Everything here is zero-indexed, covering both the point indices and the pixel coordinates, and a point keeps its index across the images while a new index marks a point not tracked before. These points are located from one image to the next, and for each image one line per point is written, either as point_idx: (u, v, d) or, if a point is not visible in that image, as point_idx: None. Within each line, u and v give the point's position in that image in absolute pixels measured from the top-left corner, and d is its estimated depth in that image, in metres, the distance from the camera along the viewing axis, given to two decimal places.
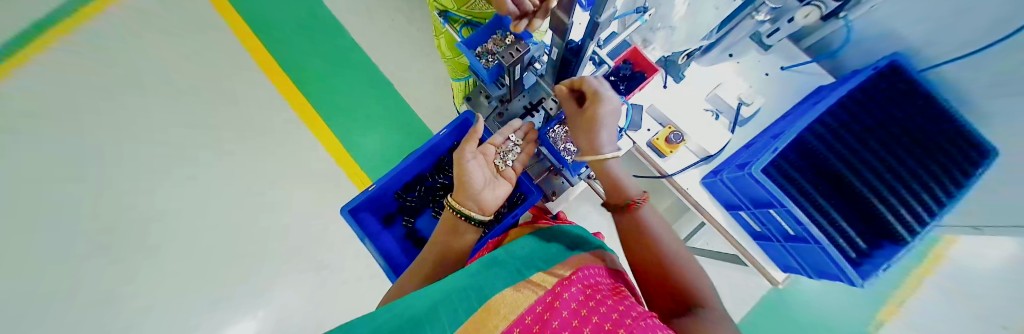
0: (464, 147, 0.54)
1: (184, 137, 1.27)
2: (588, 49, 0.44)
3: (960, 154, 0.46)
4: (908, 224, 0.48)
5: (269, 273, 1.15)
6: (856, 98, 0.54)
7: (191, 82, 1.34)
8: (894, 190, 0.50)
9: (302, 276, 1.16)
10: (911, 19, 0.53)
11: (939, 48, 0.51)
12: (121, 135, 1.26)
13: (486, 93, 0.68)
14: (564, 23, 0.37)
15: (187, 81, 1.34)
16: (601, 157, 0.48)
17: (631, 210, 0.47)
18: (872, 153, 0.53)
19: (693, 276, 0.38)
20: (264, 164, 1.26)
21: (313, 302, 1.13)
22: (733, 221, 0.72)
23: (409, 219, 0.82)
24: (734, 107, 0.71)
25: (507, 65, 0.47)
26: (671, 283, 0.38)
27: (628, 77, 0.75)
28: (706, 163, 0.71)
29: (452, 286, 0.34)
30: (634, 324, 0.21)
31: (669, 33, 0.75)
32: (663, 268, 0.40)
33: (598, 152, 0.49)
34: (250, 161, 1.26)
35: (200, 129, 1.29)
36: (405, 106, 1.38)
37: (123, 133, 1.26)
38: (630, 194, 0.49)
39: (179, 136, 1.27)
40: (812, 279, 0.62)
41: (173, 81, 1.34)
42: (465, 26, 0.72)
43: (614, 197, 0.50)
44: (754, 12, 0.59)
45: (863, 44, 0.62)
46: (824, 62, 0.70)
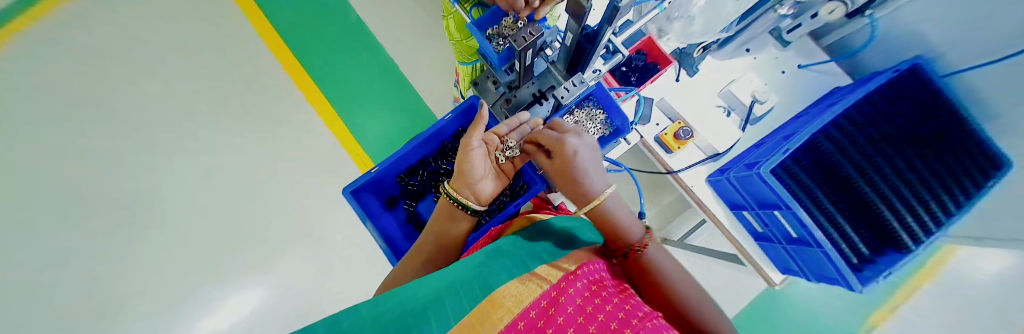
0: (472, 134, 0.53)
1: (180, 109, 1.21)
2: (605, 34, 0.42)
3: (972, 165, 0.45)
4: (914, 233, 0.47)
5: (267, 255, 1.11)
6: (872, 103, 0.54)
7: (179, 50, 1.27)
8: (902, 198, 0.49)
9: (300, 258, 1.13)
10: (949, 17, 0.50)
11: (966, 54, 0.49)
12: (81, 101, 1.13)
13: (494, 79, 0.65)
14: (583, 6, 0.35)
15: (175, 49, 1.27)
16: (594, 204, 0.46)
17: (636, 255, 0.43)
18: (886, 158, 0.51)
19: (691, 293, 0.39)
20: (257, 141, 1.21)
21: (310, 283, 1.11)
22: (736, 220, 0.72)
23: (410, 202, 0.82)
24: (747, 105, 0.69)
25: (518, 50, 0.45)
26: (669, 295, 0.39)
27: (641, 68, 0.76)
28: (714, 161, 0.71)
29: (457, 276, 0.34)
30: (642, 326, 0.21)
31: (686, 23, 0.72)
32: (664, 277, 0.41)
33: (592, 198, 0.47)
34: (243, 137, 1.21)
35: (189, 100, 1.22)
36: (409, 89, 1.40)
37: (87, 98, 1.14)
38: (632, 238, 0.45)
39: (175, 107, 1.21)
40: (812, 282, 0.62)
41: (158, 49, 1.26)
42: (475, 7, 0.69)
43: (614, 242, 0.46)
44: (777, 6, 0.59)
45: (885, 45, 0.61)
46: (842, 62, 0.68)
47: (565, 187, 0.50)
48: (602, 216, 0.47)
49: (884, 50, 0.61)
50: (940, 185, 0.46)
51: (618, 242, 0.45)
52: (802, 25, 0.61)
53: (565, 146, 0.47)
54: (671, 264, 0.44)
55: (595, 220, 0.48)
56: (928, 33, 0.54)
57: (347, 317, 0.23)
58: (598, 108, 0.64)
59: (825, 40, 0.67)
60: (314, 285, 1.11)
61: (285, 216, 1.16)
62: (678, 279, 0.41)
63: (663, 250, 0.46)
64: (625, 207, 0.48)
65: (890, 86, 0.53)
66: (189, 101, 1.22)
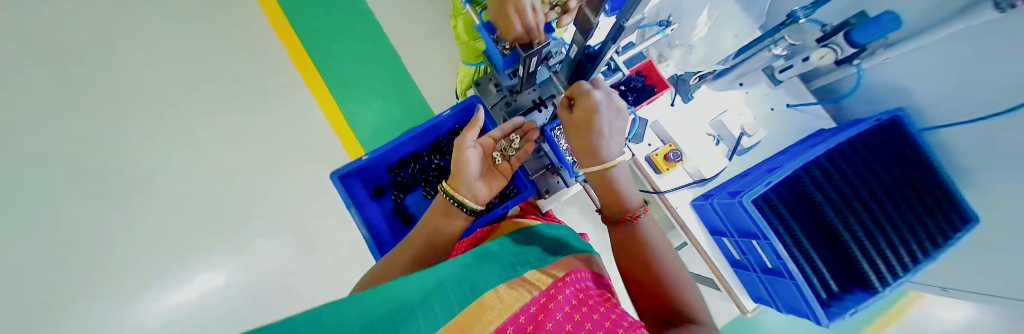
0: (466, 134, 0.55)
1: (166, 72, 1.14)
2: (608, 52, 0.44)
3: (932, 221, 0.49)
4: (881, 275, 0.50)
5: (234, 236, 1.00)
6: (852, 147, 0.56)
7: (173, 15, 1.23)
8: (873, 240, 0.51)
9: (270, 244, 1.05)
10: (929, 74, 0.53)
11: (943, 110, 0.52)
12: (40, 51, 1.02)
13: (497, 81, 0.68)
14: (590, 23, 0.36)
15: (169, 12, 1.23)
16: (608, 166, 0.45)
17: (628, 224, 0.46)
18: (861, 201, 0.53)
19: (674, 272, 0.40)
20: (242, 116, 1.16)
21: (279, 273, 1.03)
22: (716, 245, 0.74)
23: (399, 194, 0.81)
24: (735, 136, 0.72)
25: (524, 56, 0.46)
26: (653, 271, 0.40)
27: (638, 89, 0.73)
28: (699, 186, 0.72)
29: (445, 275, 0.34)
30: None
31: (686, 51, 0.77)
32: (650, 254, 0.42)
33: (602, 162, 0.46)
34: (227, 110, 1.15)
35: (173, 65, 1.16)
36: (410, 83, 1.40)
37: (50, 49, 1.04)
38: (629, 206, 0.47)
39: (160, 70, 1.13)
40: (780, 312, 0.64)
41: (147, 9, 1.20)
42: (486, 11, 0.73)
43: (609, 205, 0.48)
44: (772, 45, 0.66)
45: (869, 95, 0.64)
46: (827, 106, 0.71)
47: (578, 142, 0.47)
48: (606, 182, 0.47)
49: (866, 99, 0.64)
50: (913, 235, 0.49)
51: (615, 206, 0.47)
52: (793, 67, 0.64)
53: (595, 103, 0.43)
54: (661, 239, 0.45)
55: (598, 184, 0.48)
56: (909, 88, 0.57)
57: (336, 311, 0.23)
58: None
59: (814, 84, 0.73)
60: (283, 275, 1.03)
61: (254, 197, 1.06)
62: (665, 257, 0.42)
63: (655, 225, 0.47)
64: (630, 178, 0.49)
65: (869, 133, 0.56)
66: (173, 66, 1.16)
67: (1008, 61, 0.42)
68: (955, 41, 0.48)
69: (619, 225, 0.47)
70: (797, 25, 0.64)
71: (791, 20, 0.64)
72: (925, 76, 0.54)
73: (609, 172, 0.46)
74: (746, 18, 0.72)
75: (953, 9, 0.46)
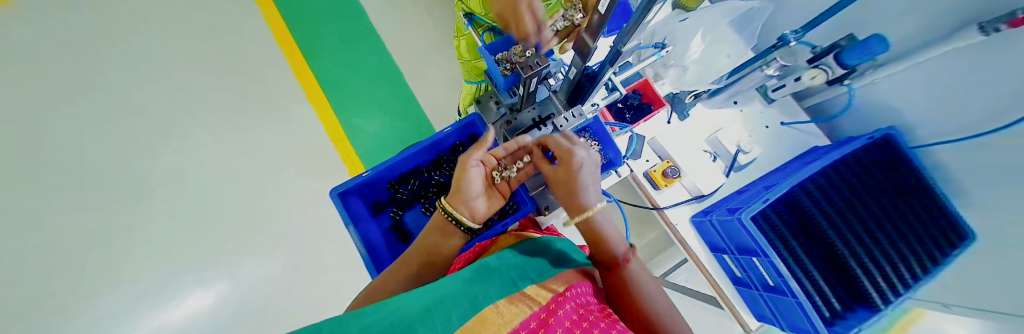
0: (472, 152, 0.55)
1: (173, 87, 1.15)
2: (605, 74, 0.45)
3: (928, 236, 0.49)
4: (882, 292, 0.49)
5: (230, 248, 0.99)
6: (847, 165, 0.57)
7: (181, 32, 1.25)
8: (872, 257, 0.51)
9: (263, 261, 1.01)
10: (917, 91, 0.55)
11: (934, 128, 0.53)
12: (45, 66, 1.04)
13: (496, 99, 0.69)
14: (588, 47, 0.38)
15: (178, 30, 1.26)
16: (587, 216, 0.47)
17: (619, 268, 0.44)
18: (858, 218, 0.54)
19: (665, 315, 0.38)
20: (244, 130, 1.17)
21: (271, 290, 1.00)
22: (716, 263, 0.74)
23: (398, 211, 0.81)
24: (731, 153, 0.73)
25: (525, 77, 0.47)
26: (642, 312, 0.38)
27: (636, 107, 0.78)
28: (698, 202, 0.73)
29: (445, 291, 0.34)
30: None
31: (680, 71, 0.77)
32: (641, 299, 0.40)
33: (582, 211, 0.48)
34: (229, 123, 1.16)
35: (176, 80, 1.17)
36: (412, 98, 1.42)
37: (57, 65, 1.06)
38: (615, 253, 0.46)
39: (164, 84, 1.15)
40: (784, 331, 0.63)
41: (157, 27, 1.23)
42: (486, 32, 0.75)
43: (600, 251, 0.47)
44: (764, 65, 0.66)
45: (861, 114, 0.65)
46: (822, 124, 0.72)
47: (559, 189, 0.51)
48: (591, 228, 0.48)
49: (857, 118, 0.66)
50: (910, 251, 0.49)
51: (605, 252, 0.46)
52: (785, 86, 0.65)
53: (571, 156, 0.47)
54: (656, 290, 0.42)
55: (585, 231, 0.49)
56: (901, 106, 0.58)
57: (336, 326, 0.22)
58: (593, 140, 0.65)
59: (807, 102, 0.73)
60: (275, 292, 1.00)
61: (254, 211, 1.06)
62: (655, 301, 0.40)
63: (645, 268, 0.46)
64: (614, 225, 0.49)
65: (862, 152, 0.57)
66: (176, 81, 1.17)
67: (1000, 80, 0.43)
68: (947, 61, 0.49)
69: (611, 270, 0.45)
70: (789, 48, 0.66)
71: (782, 43, 0.66)
72: (913, 94, 0.56)
73: (592, 219, 0.48)
74: (741, 42, 0.74)
75: (943, 33, 0.48)
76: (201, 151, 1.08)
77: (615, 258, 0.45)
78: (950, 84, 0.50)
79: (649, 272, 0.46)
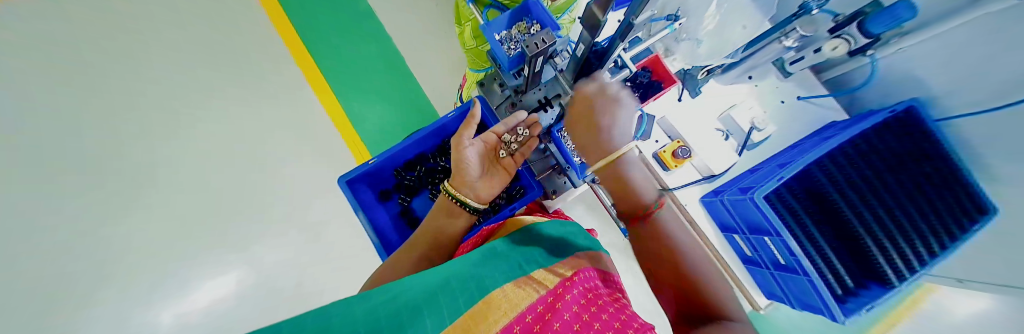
0: (464, 132, 0.55)
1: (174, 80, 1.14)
2: (616, 50, 0.43)
3: (950, 214, 0.48)
4: (898, 270, 0.48)
5: (244, 238, 1.01)
6: (867, 140, 0.55)
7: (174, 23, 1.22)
8: (890, 235, 0.50)
9: (276, 252, 1.03)
10: (944, 61, 0.52)
11: (961, 100, 0.51)
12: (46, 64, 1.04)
13: (501, 81, 0.68)
14: (598, 20, 0.36)
15: (170, 20, 1.22)
16: (613, 156, 0.43)
17: (651, 219, 0.40)
18: (876, 195, 0.52)
19: (712, 278, 0.33)
20: (246, 120, 1.15)
21: (286, 278, 1.02)
22: (726, 242, 0.73)
23: (405, 197, 0.81)
24: (745, 131, 0.70)
25: (530, 55, 0.45)
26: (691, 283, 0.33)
27: (644, 85, 0.74)
28: (708, 182, 0.72)
29: (452, 274, 0.34)
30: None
31: (694, 44, 0.72)
32: (685, 262, 0.35)
33: (609, 150, 0.44)
34: (231, 115, 1.14)
35: (174, 72, 1.15)
36: (413, 82, 1.40)
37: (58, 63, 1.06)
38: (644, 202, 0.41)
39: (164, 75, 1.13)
40: (793, 309, 0.63)
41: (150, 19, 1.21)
42: (490, 10, 0.72)
43: (628, 202, 0.43)
44: (782, 37, 0.61)
45: (886, 87, 0.62)
46: (840, 97, 0.69)
47: (579, 136, 0.48)
48: (617, 173, 0.44)
49: (880, 91, 0.63)
50: (929, 228, 0.48)
51: (631, 201, 0.42)
52: (805, 58, 0.63)
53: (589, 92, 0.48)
54: (690, 240, 0.38)
55: (610, 178, 0.45)
56: (926, 78, 0.55)
57: (343, 312, 0.23)
58: None
59: (825, 75, 0.70)
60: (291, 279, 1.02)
61: (263, 202, 1.07)
62: (700, 263, 0.35)
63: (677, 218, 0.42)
64: (643, 172, 0.45)
65: (882, 127, 0.55)
66: (174, 73, 1.15)
67: None
68: (976, 28, 0.46)
69: (643, 222, 0.41)
70: (810, 17, 0.58)
71: (803, 12, 0.58)
72: (940, 63, 0.53)
73: (617, 164, 0.44)
74: (756, 11, 0.67)
75: (953, 6, 0.45)
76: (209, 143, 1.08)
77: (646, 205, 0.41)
78: (977, 54, 0.47)
79: (687, 227, 0.40)
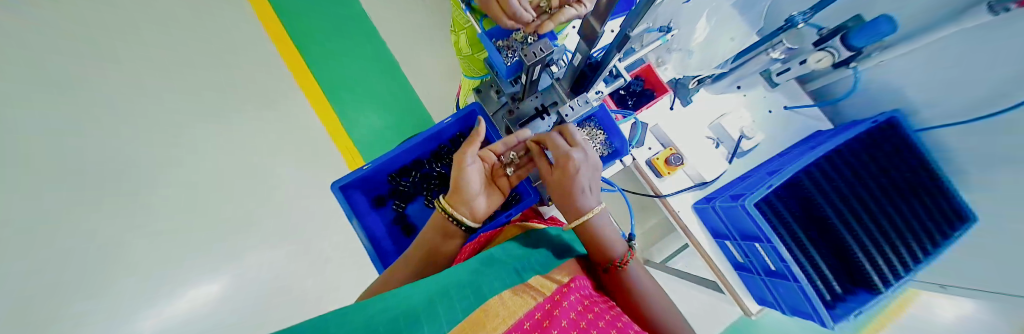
0: (466, 150, 0.53)
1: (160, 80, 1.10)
2: (612, 61, 0.44)
3: (933, 223, 0.49)
4: (884, 276, 0.50)
5: (232, 241, 0.97)
6: (851, 149, 0.57)
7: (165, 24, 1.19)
8: (876, 243, 0.51)
9: (264, 258, 1.00)
10: (921, 73, 0.55)
11: (937, 112, 0.53)
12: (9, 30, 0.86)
13: (497, 88, 0.68)
14: (595, 31, 0.36)
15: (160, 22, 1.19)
16: (582, 221, 0.46)
17: (617, 272, 0.44)
18: (859, 201, 0.54)
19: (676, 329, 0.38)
20: (237, 122, 1.13)
21: (274, 285, 0.98)
22: (717, 248, 0.75)
23: (399, 204, 0.80)
24: (735, 138, 0.72)
25: (527, 64, 0.46)
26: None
27: (638, 93, 0.78)
28: (700, 189, 0.73)
29: (448, 281, 0.34)
30: None
31: (685, 55, 0.77)
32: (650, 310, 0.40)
33: (582, 214, 0.47)
34: (220, 117, 1.12)
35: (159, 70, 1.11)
36: (406, 87, 1.41)
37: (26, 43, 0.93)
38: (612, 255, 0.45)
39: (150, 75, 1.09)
40: (784, 315, 0.64)
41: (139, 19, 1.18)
42: (486, 18, 0.73)
43: (598, 255, 0.46)
44: (770, 48, 0.65)
45: (865, 99, 0.65)
46: (824, 108, 0.72)
47: (557, 195, 0.50)
48: (592, 234, 0.47)
49: (862, 103, 0.65)
50: (911, 234, 0.50)
51: (601, 256, 0.45)
52: (790, 70, 0.64)
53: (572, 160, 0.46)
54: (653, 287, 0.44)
55: (584, 237, 0.48)
56: (908, 91, 0.57)
57: (335, 319, 0.22)
58: (599, 129, 0.65)
59: (811, 85, 0.72)
60: (278, 286, 0.99)
61: (252, 207, 1.04)
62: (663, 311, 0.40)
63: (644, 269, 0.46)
64: (611, 226, 0.48)
65: (866, 137, 0.57)
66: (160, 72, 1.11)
67: (1005, 62, 0.42)
68: (952, 42, 0.48)
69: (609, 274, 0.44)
70: (795, 30, 0.63)
71: (789, 25, 0.63)
72: (917, 76, 0.55)
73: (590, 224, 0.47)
74: (743, 23, 0.72)
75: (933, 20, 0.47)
76: (199, 146, 1.05)
77: (613, 261, 0.44)
78: (953, 65, 0.50)
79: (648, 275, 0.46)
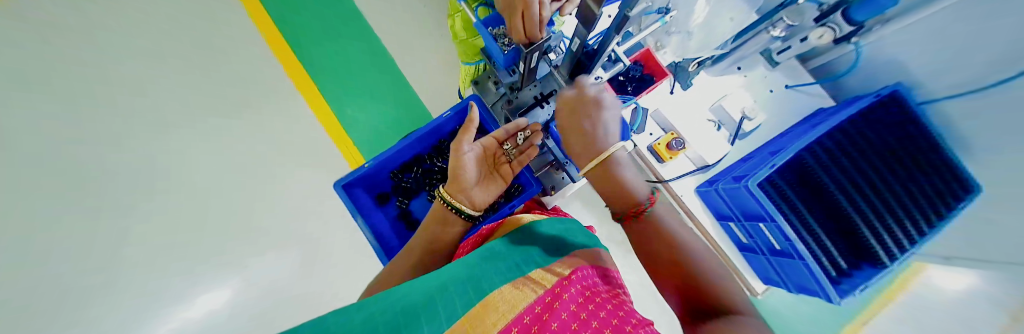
0: (463, 138, 0.55)
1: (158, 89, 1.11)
2: (610, 44, 0.44)
3: (938, 193, 0.49)
4: (889, 250, 0.50)
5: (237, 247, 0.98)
6: (854, 126, 0.57)
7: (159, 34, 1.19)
8: (881, 217, 0.51)
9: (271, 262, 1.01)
10: (923, 45, 0.54)
11: (941, 84, 0.53)
12: None
13: (495, 79, 0.68)
14: (593, 13, 0.36)
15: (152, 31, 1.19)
16: (603, 156, 0.45)
17: (644, 217, 0.42)
18: (863, 175, 0.54)
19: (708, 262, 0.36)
20: (235, 128, 1.13)
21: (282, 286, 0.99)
22: (722, 230, 0.75)
23: (403, 200, 0.81)
24: (736, 120, 0.71)
25: (525, 52, 0.45)
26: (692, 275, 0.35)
27: (638, 79, 0.74)
28: (703, 172, 0.73)
29: (449, 278, 0.34)
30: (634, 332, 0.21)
31: (683, 38, 0.76)
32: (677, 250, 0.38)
33: (602, 149, 0.46)
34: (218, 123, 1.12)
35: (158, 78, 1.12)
36: (401, 82, 1.39)
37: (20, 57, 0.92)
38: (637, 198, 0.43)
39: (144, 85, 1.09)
40: (790, 292, 0.65)
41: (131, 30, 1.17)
42: (481, 7, 0.72)
43: (619, 201, 0.45)
44: (770, 27, 0.63)
45: (868, 73, 0.64)
46: (825, 86, 0.72)
47: (571, 136, 0.50)
48: (610, 172, 0.45)
49: (863, 78, 0.65)
50: (916, 207, 0.50)
51: (621, 200, 0.44)
52: (791, 48, 0.64)
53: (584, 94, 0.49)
54: (676, 222, 0.42)
55: (603, 177, 0.46)
56: (911, 64, 0.57)
57: (336, 318, 0.22)
58: None
59: (811, 63, 0.71)
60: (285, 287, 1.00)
61: (256, 211, 1.05)
62: (690, 244, 0.39)
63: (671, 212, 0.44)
64: (632, 169, 0.47)
65: (869, 111, 0.56)
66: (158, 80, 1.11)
67: (1014, 28, 0.41)
68: (955, 11, 0.47)
69: (636, 219, 0.42)
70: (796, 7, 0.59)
71: (790, 1, 0.60)
72: (919, 49, 0.55)
73: (609, 160, 0.46)
74: (740, 1, 0.70)
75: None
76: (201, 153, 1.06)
77: (638, 203, 0.42)
78: (949, 37, 0.50)
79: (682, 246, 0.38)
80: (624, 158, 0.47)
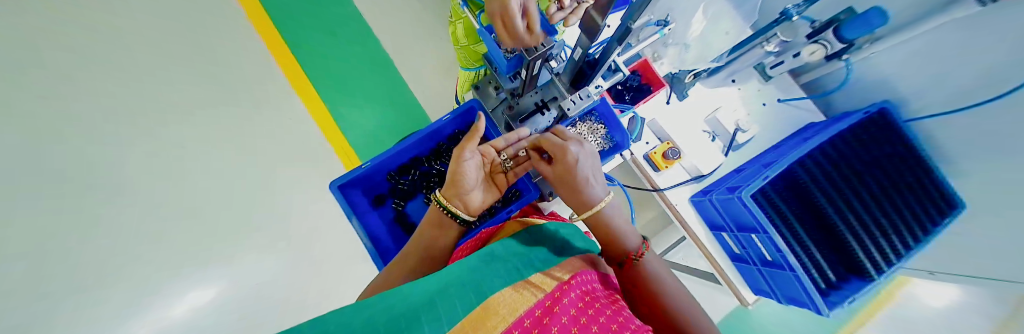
0: (465, 145, 0.53)
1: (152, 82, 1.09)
2: (613, 54, 0.44)
3: (924, 209, 0.51)
4: (876, 263, 0.51)
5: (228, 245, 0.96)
6: (843, 141, 0.58)
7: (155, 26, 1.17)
8: (868, 231, 0.53)
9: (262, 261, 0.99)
10: (910, 65, 0.56)
11: (927, 102, 0.54)
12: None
13: (496, 84, 0.68)
14: (597, 24, 0.36)
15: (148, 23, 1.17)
16: (594, 212, 0.46)
17: (632, 264, 0.44)
18: (851, 190, 0.55)
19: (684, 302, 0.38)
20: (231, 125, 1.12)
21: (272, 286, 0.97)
22: (715, 240, 0.76)
23: (399, 202, 0.80)
24: (730, 132, 0.74)
25: (528, 58, 0.46)
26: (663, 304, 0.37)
27: (634, 88, 0.76)
28: (697, 182, 0.74)
29: (447, 280, 0.34)
30: None
31: (681, 50, 0.77)
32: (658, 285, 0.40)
33: (592, 206, 0.47)
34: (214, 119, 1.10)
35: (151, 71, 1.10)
36: (402, 89, 1.48)
37: None
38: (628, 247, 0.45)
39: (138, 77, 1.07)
40: (780, 303, 0.66)
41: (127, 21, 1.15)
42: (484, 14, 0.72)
43: (611, 247, 0.47)
44: (764, 42, 0.64)
45: (858, 89, 0.65)
46: (816, 101, 0.74)
47: (566, 195, 0.50)
48: (603, 225, 0.47)
49: (855, 93, 0.66)
50: (903, 222, 0.51)
51: (615, 247, 0.46)
52: (783, 63, 0.65)
53: (566, 152, 0.45)
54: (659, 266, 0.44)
55: (597, 230, 0.48)
56: (898, 83, 0.59)
57: (334, 317, 0.22)
58: (599, 123, 0.66)
59: (802, 79, 0.73)
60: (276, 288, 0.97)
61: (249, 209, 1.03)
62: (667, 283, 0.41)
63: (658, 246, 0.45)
64: (622, 215, 0.49)
65: (860, 126, 0.58)
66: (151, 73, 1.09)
67: (998, 51, 0.42)
68: (942, 33, 0.49)
69: (626, 266, 0.44)
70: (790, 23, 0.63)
71: (784, 18, 0.63)
72: (906, 68, 0.57)
73: (601, 215, 0.47)
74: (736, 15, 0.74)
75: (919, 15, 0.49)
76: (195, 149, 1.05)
77: (627, 254, 0.44)
78: (935, 58, 0.51)
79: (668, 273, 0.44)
80: (615, 207, 0.48)
